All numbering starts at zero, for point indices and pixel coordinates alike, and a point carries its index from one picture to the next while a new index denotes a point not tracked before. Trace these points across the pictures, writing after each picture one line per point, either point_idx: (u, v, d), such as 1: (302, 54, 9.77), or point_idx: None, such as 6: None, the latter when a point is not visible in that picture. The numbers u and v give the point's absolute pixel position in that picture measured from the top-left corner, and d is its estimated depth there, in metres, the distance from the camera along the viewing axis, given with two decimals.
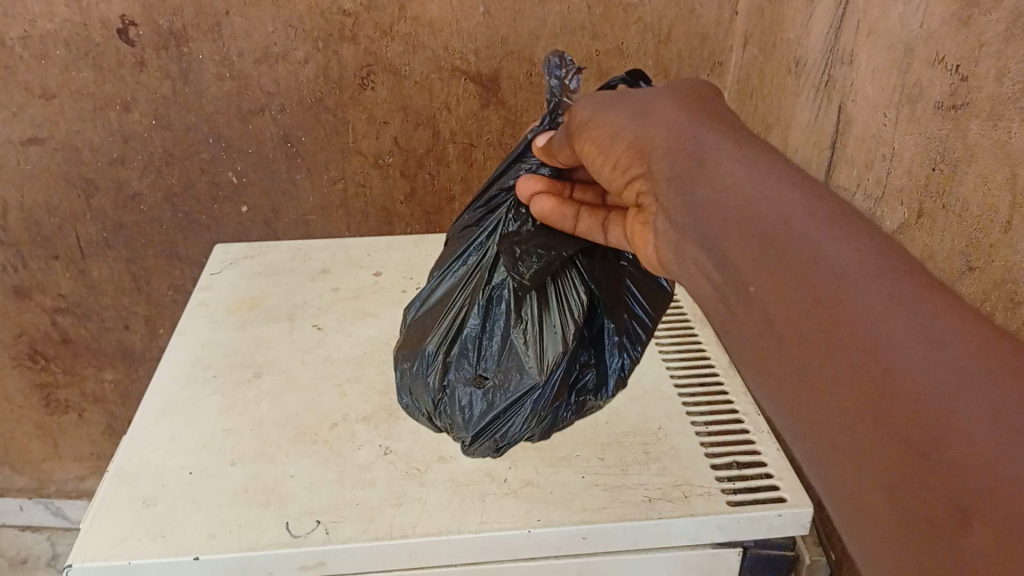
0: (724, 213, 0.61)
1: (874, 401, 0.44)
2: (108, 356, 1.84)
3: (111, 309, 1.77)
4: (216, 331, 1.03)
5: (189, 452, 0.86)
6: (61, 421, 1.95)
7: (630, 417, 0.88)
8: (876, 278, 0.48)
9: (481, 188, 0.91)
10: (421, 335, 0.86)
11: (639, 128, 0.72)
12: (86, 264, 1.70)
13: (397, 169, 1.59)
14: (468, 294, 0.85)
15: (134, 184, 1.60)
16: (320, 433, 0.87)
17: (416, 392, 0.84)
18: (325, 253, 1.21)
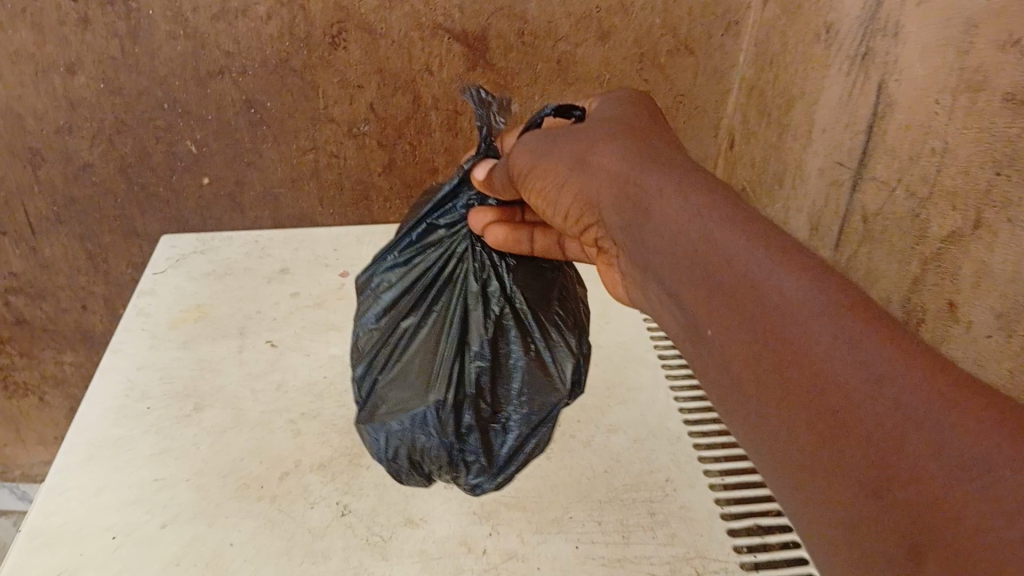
0: (669, 268, 0.53)
1: (840, 461, 0.38)
2: (67, 339, 1.62)
3: (66, 289, 1.52)
4: (155, 351, 0.90)
5: (116, 509, 0.72)
6: (21, 404, 1.75)
7: (633, 467, 0.74)
8: (830, 313, 0.42)
9: (405, 227, 0.77)
10: (417, 389, 0.68)
11: (587, 172, 0.63)
12: (37, 241, 1.44)
13: (375, 139, 1.35)
14: (461, 331, 0.71)
15: (83, 154, 1.32)
16: (267, 486, 0.74)
17: (420, 457, 0.68)
18: (285, 248, 1.07)
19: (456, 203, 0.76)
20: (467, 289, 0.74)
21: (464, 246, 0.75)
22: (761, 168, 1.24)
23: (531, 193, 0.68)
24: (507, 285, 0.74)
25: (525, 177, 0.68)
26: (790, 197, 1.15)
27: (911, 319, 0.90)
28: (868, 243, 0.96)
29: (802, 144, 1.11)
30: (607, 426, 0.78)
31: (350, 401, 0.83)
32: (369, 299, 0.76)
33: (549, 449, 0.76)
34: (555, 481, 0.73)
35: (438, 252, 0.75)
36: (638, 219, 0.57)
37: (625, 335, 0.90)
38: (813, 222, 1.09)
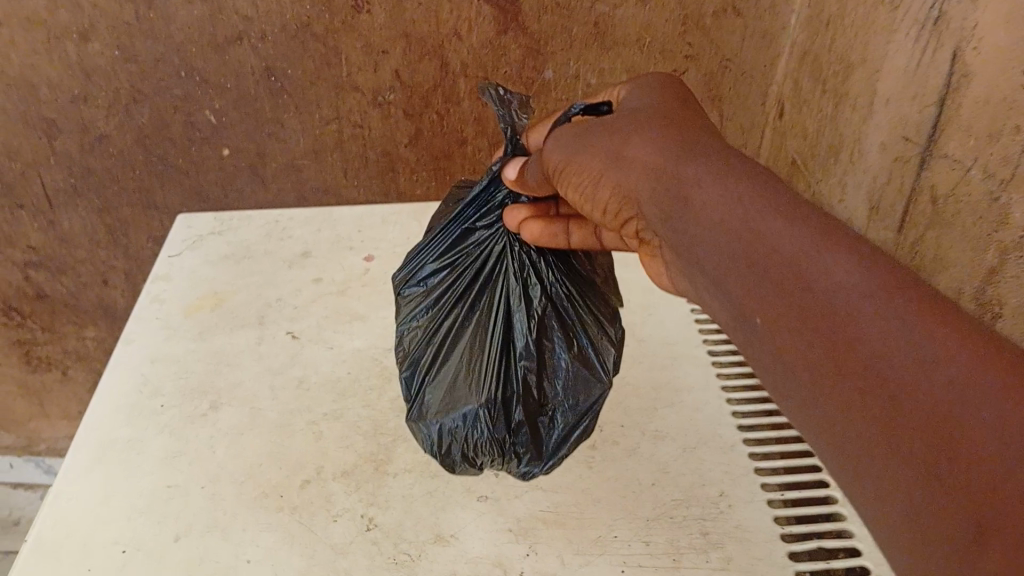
0: (709, 250, 0.50)
1: (882, 431, 0.36)
2: (89, 314, 1.55)
3: (87, 263, 1.45)
4: (169, 342, 0.84)
5: (124, 519, 0.67)
6: (45, 379, 1.70)
7: (682, 479, 0.68)
8: (892, 306, 0.39)
9: (440, 230, 0.74)
10: (468, 386, 0.66)
11: (623, 164, 0.59)
12: (55, 215, 1.37)
13: (400, 108, 1.25)
14: (505, 329, 0.69)
15: (101, 125, 1.24)
16: (287, 495, 0.69)
17: (474, 452, 0.65)
18: (307, 228, 1.01)
19: (489, 204, 0.73)
20: (509, 288, 0.71)
21: (500, 246, 0.71)
22: (814, 141, 1.16)
23: (567, 189, 0.64)
24: (548, 283, 0.72)
25: (559, 172, 0.64)
26: (846, 174, 1.07)
27: (985, 313, 0.82)
28: (936, 227, 0.89)
29: (862, 117, 1.03)
30: (654, 433, 0.72)
31: (376, 402, 0.77)
32: (406, 297, 0.73)
33: (591, 459, 0.70)
34: (598, 495, 0.67)
35: (474, 253, 0.72)
36: (677, 211, 0.53)
37: (672, 331, 0.83)
38: (872, 200, 1.01)
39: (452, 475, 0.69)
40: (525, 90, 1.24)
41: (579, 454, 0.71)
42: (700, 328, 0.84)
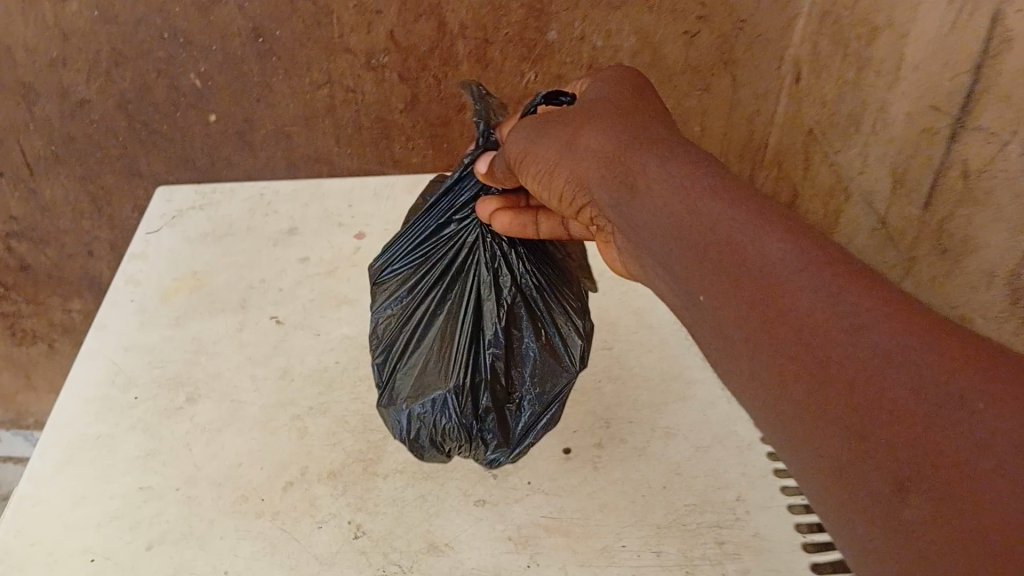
0: (659, 237, 0.47)
1: (840, 416, 0.35)
2: (75, 286, 1.47)
3: (70, 235, 1.36)
4: (145, 328, 0.79)
5: (94, 525, 0.63)
6: (30, 351, 1.61)
7: (696, 482, 0.63)
8: (838, 288, 0.37)
9: (411, 221, 0.71)
10: (436, 371, 0.63)
11: (576, 154, 0.56)
12: (37, 184, 1.27)
13: (396, 72, 1.16)
14: (474, 319, 0.66)
15: (81, 89, 1.14)
16: (269, 499, 0.64)
17: (441, 438, 0.62)
18: (293, 203, 0.95)
19: (463, 193, 0.69)
20: (477, 276, 0.67)
21: (472, 237, 0.68)
22: (833, 108, 1.09)
23: (524, 179, 0.61)
24: (519, 274, 0.68)
25: (518, 162, 0.61)
26: (869, 145, 1.01)
27: None
28: (969, 204, 0.83)
29: (888, 82, 0.96)
30: (665, 430, 0.67)
31: (365, 395, 0.72)
32: (378, 286, 0.71)
33: (596, 458, 0.65)
34: (604, 499, 0.62)
35: (445, 244, 0.69)
36: (628, 199, 0.51)
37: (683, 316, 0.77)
38: (896, 173, 0.95)
39: (447, 477, 0.64)
40: (527, 52, 1.16)
41: (584, 453, 0.65)
42: None
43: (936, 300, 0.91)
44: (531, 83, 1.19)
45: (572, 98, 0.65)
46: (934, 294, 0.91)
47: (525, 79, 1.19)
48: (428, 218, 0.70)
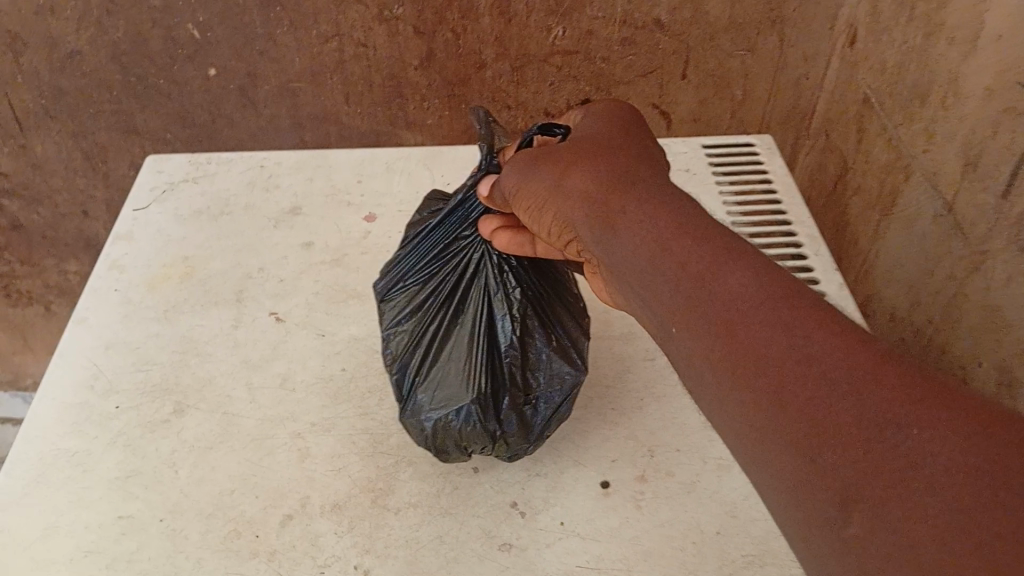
0: (632, 258, 0.46)
1: (800, 445, 0.35)
2: (71, 248, 1.31)
3: (64, 192, 1.21)
4: (131, 322, 0.70)
5: (67, 563, 0.54)
6: (26, 315, 1.44)
7: (755, 527, 0.55)
8: (787, 309, 0.39)
9: (416, 241, 0.64)
10: (456, 374, 0.57)
11: (563, 191, 0.52)
12: (26, 139, 1.14)
13: (410, 25, 1.04)
14: (488, 325, 0.59)
15: (71, 39, 1.03)
16: (265, 536, 0.55)
17: (467, 441, 0.56)
18: (296, 176, 0.86)
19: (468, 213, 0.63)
20: (485, 281, 0.61)
21: (478, 255, 0.61)
22: (892, 76, 0.98)
23: (517, 213, 0.57)
24: (526, 281, 0.61)
25: (513, 199, 0.56)
26: (937, 120, 0.90)
27: None
28: None
29: (963, 50, 0.85)
30: (718, 464, 0.58)
31: (375, 410, 0.63)
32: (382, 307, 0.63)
33: (640, 495, 0.57)
34: (647, 545, 0.54)
35: (452, 260, 0.62)
36: (610, 238, 0.48)
37: None
38: (969, 154, 0.85)
39: (469, 514, 0.56)
40: (555, 5, 1.04)
41: (626, 489, 0.57)
42: None
43: (1003, 298, 0.80)
44: (558, 39, 1.08)
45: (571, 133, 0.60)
46: (1004, 294, 0.79)
47: (552, 34, 1.07)
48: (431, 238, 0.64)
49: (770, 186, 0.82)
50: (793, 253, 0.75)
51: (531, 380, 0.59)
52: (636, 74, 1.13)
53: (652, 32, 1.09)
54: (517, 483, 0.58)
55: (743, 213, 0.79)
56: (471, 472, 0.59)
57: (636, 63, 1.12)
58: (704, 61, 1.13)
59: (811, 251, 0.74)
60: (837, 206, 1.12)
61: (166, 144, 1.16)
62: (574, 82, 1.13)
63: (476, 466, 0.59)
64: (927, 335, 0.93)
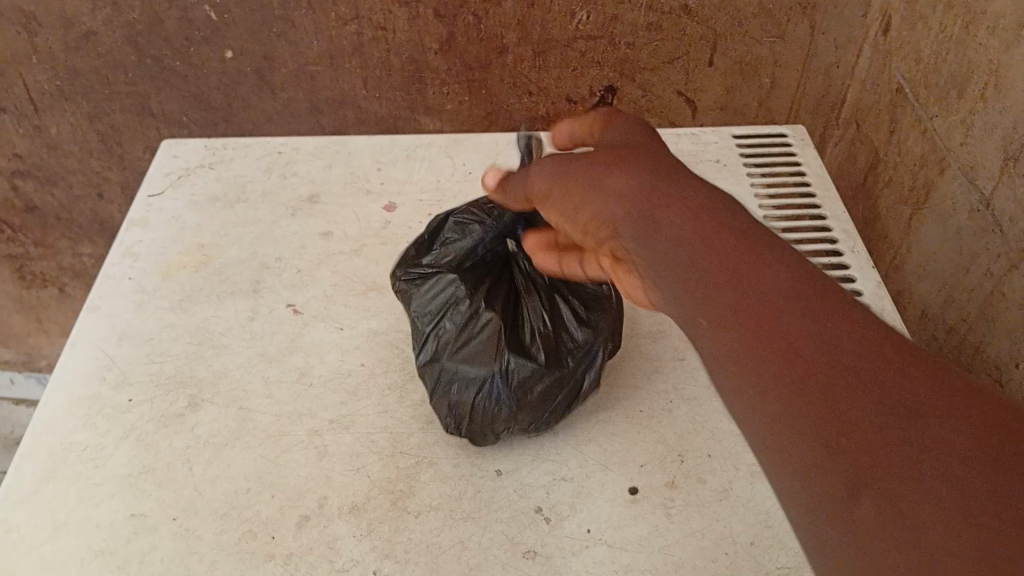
0: (632, 217, 0.41)
1: (800, 428, 0.30)
2: (85, 230, 1.29)
3: (78, 174, 1.20)
4: (144, 311, 0.68)
5: (77, 563, 0.53)
6: (40, 296, 1.42)
7: (789, 538, 0.52)
8: (799, 280, 0.34)
9: (442, 226, 0.63)
10: (481, 348, 0.55)
11: (572, 165, 0.47)
12: (41, 120, 1.13)
13: (430, 8, 1.01)
14: (517, 310, 0.57)
15: (86, 19, 1.01)
16: (280, 537, 0.54)
17: (488, 420, 0.55)
18: (315, 162, 0.83)
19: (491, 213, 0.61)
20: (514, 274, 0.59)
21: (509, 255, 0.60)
22: (928, 66, 0.95)
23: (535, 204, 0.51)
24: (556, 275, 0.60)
25: (538, 197, 0.50)
26: (975, 112, 0.87)
27: None
28: None
29: (1006, 40, 0.82)
30: (751, 471, 0.56)
31: (395, 408, 0.61)
32: (419, 276, 0.60)
33: (670, 502, 0.54)
34: (677, 556, 0.52)
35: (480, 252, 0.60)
36: (625, 217, 0.41)
37: None
38: (1009, 148, 0.82)
39: (492, 519, 0.54)
40: None
41: (656, 496, 0.55)
42: None
43: None
44: (583, 24, 1.05)
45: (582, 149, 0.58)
46: None
47: (576, 19, 1.04)
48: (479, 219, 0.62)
49: (803, 178, 0.79)
50: (828, 249, 0.72)
51: (562, 357, 0.56)
52: (662, 60, 1.10)
53: (678, 18, 1.06)
54: (542, 487, 0.56)
55: (775, 206, 0.76)
56: (494, 475, 0.56)
57: (661, 49, 1.09)
58: (731, 47, 1.10)
59: (847, 247, 0.72)
60: (867, 199, 1.09)
61: (182, 127, 1.14)
62: (598, 68, 1.10)
63: (499, 468, 0.57)
64: (961, 334, 0.90)
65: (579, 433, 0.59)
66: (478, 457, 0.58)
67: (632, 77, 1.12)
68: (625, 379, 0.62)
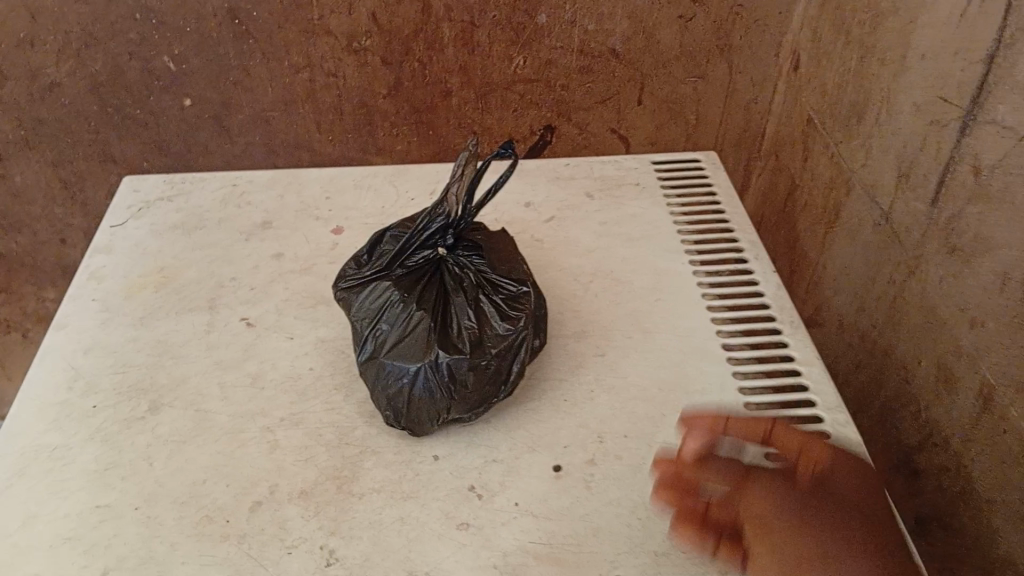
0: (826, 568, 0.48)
1: None
2: (48, 275, 1.33)
3: (42, 220, 1.24)
4: (107, 327, 0.73)
5: (45, 551, 0.57)
6: (4, 342, 1.45)
7: None
8: None
9: (379, 239, 0.69)
10: (411, 338, 0.61)
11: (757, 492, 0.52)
12: (5, 168, 1.18)
13: (378, 56, 1.09)
14: (443, 304, 0.63)
15: (50, 71, 1.07)
16: (235, 520, 0.59)
17: (418, 403, 0.60)
18: (269, 193, 0.90)
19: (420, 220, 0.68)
20: (441, 274, 0.65)
21: (436, 256, 0.66)
22: (833, 98, 1.04)
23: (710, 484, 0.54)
24: (478, 274, 0.65)
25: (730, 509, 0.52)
26: (873, 136, 0.96)
27: None
28: (980, 203, 0.78)
29: (894, 71, 0.91)
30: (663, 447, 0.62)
31: (342, 405, 0.67)
32: (356, 284, 0.66)
33: (590, 477, 0.60)
34: (598, 522, 0.58)
35: (408, 254, 0.66)
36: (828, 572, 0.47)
37: (679, 314, 0.73)
38: (902, 167, 0.90)
39: (429, 498, 0.59)
40: (516, 36, 1.09)
41: (577, 472, 0.61)
42: (714, 322, 0.72)
43: (937, 300, 0.85)
44: (520, 69, 1.12)
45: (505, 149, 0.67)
46: (939, 296, 0.84)
47: (514, 64, 1.12)
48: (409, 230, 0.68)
49: (713, 197, 0.87)
50: (735, 257, 0.79)
51: (485, 346, 0.61)
52: (595, 100, 1.17)
53: (608, 61, 1.13)
54: (475, 468, 0.61)
55: (690, 220, 0.84)
56: (432, 459, 0.62)
57: (594, 90, 1.16)
58: (659, 87, 1.17)
59: (751, 255, 0.79)
60: (788, 222, 1.17)
61: (144, 172, 1.19)
62: (537, 109, 1.17)
63: (437, 453, 0.62)
64: (872, 339, 0.97)
65: (509, 422, 0.64)
66: (418, 444, 0.63)
67: (568, 117, 1.18)
68: (550, 373, 0.68)
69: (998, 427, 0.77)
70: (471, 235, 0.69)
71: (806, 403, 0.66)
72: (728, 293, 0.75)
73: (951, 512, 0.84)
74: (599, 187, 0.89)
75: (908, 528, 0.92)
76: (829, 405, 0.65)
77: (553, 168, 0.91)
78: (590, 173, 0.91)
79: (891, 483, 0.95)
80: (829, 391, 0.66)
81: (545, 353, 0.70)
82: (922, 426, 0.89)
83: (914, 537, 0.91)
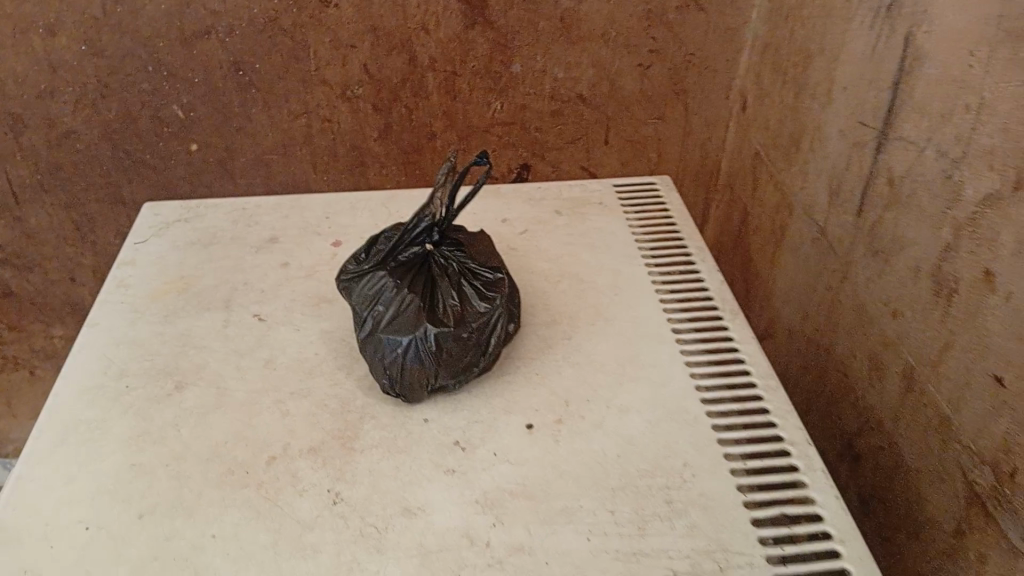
0: None
1: None
2: (57, 311, 1.42)
3: (54, 259, 1.34)
4: (135, 324, 0.84)
5: (89, 499, 0.67)
6: (9, 380, 1.53)
7: (648, 451, 0.69)
8: None
9: (376, 239, 0.81)
10: (405, 317, 0.72)
11: None
12: (22, 211, 1.28)
13: (369, 103, 1.21)
14: (431, 289, 0.74)
15: (69, 119, 1.18)
16: (254, 471, 0.68)
17: (410, 369, 0.70)
18: (274, 214, 1.01)
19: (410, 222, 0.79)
20: (429, 265, 0.76)
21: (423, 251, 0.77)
22: (774, 132, 1.17)
23: None
24: (459, 266, 0.76)
25: None
26: (808, 162, 1.08)
27: (942, 290, 0.83)
28: (894, 211, 0.90)
29: (821, 106, 1.04)
30: (619, 408, 0.73)
31: (344, 380, 0.77)
32: (355, 277, 0.77)
33: (557, 432, 0.71)
34: (564, 467, 0.68)
35: (400, 249, 0.77)
36: None
37: (635, 305, 0.84)
38: (832, 187, 1.03)
39: (420, 451, 0.69)
40: (493, 84, 1.21)
41: (546, 428, 0.71)
42: (665, 311, 0.83)
43: (865, 299, 0.96)
44: (498, 113, 1.25)
45: (483, 155, 0.78)
46: (867, 295, 0.96)
47: (491, 108, 1.24)
48: (400, 231, 0.80)
49: (666, 212, 0.99)
50: (684, 259, 0.90)
51: (467, 323, 0.72)
52: (567, 140, 1.29)
53: (576, 106, 1.25)
54: (459, 428, 0.72)
55: (645, 231, 0.96)
56: (422, 422, 0.72)
57: (565, 132, 1.28)
58: (624, 128, 1.29)
59: (698, 257, 0.90)
60: (743, 245, 1.29)
61: None
62: (513, 149, 1.29)
63: (426, 417, 0.73)
64: (816, 342, 1.09)
65: (489, 391, 0.75)
66: (409, 410, 0.73)
67: (542, 155, 1.31)
68: (524, 351, 0.79)
69: (920, 403, 0.87)
70: (453, 236, 0.80)
71: (743, 373, 0.77)
72: (677, 288, 0.87)
73: (887, 487, 0.95)
74: (567, 206, 1.00)
75: (854, 508, 1.02)
76: (762, 373, 0.76)
77: (526, 191, 1.03)
78: (559, 194, 1.03)
79: (838, 470, 1.05)
80: (762, 362, 0.78)
81: (519, 337, 0.80)
82: (860, 413, 0.99)
83: (859, 515, 1.01)
